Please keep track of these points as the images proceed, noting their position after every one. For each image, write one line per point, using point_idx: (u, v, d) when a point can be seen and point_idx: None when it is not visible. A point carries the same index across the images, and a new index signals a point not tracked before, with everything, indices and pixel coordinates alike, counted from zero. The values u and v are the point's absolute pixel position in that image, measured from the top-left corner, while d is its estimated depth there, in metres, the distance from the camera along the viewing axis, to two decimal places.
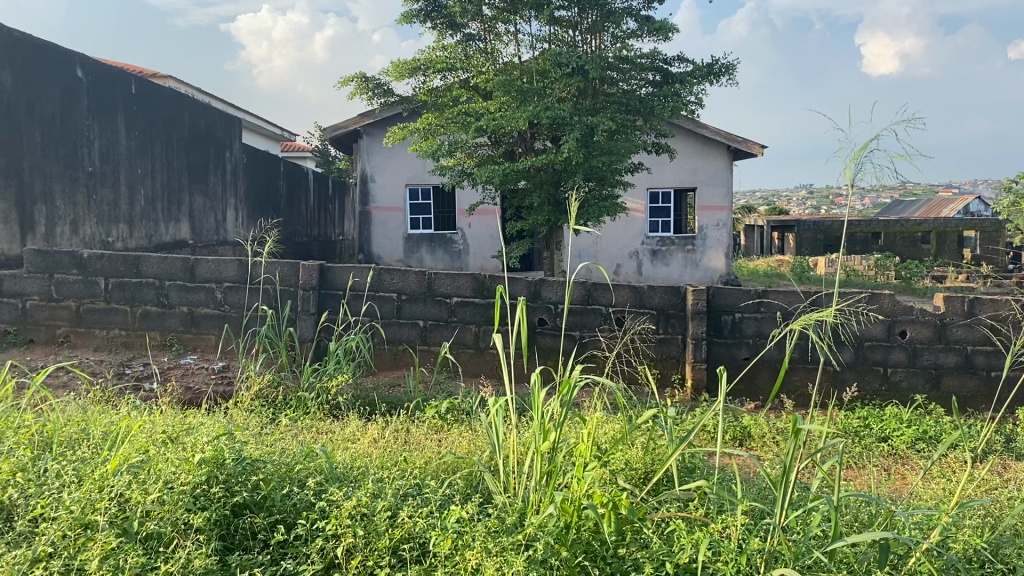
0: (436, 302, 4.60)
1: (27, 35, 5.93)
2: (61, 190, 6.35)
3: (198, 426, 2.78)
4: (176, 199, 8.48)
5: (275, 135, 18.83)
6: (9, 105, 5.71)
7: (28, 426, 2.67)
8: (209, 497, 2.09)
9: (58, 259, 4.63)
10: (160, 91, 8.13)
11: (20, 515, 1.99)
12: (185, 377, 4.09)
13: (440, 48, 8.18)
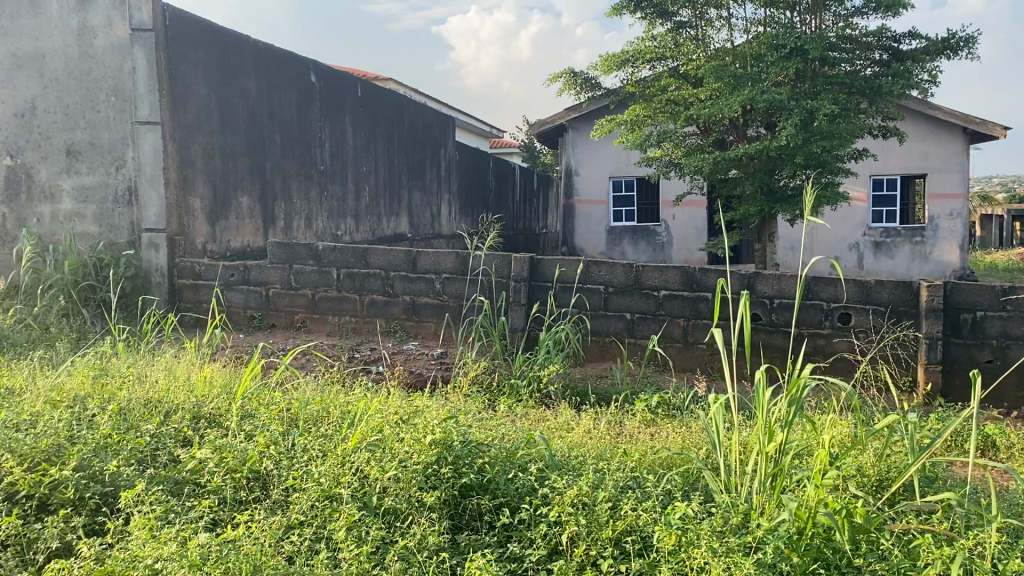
0: (644, 295, 4.54)
1: (268, 46, 6.47)
2: (298, 188, 6.92)
3: (426, 408, 2.93)
4: (397, 195, 8.97)
5: (484, 132, 19.44)
6: (254, 110, 6.27)
7: (277, 403, 2.94)
8: (439, 477, 2.20)
9: (295, 251, 5.03)
10: (383, 92, 8.63)
11: (274, 484, 2.19)
12: (408, 362, 4.31)
13: (650, 38, 8.10)
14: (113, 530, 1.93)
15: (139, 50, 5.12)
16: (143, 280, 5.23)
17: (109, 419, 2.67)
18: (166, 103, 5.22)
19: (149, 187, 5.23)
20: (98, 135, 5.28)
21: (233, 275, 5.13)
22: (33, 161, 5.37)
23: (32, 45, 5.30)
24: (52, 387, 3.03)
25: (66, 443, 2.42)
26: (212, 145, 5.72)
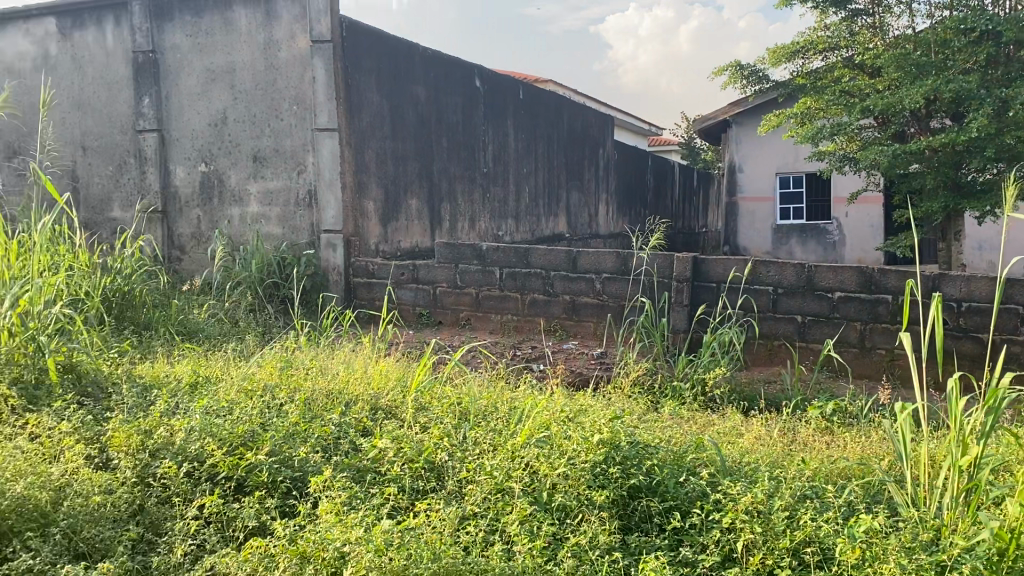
0: (816, 297, 4.35)
1: (436, 53, 6.68)
2: (462, 190, 7.12)
3: (592, 407, 2.94)
4: (557, 195, 9.04)
5: (643, 130, 19.24)
6: (423, 115, 6.50)
7: (448, 398, 3.04)
8: (608, 477, 2.20)
9: (461, 251, 5.17)
10: (544, 93, 8.72)
11: (448, 476, 2.27)
12: (569, 361, 4.33)
13: (823, 27, 7.76)
14: (304, 512, 2.06)
15: (318, 61, 5.41)
16: (321, 278, 5.54)
17: (296, 408, 2.86)
18: (343, 110, 5.50)
19: (326, 190, 5.52)
20: (282, 142, 5.64)
21: (404, 274, 5.33)
22: (224, 167, 5.80)
23: (224, 60, 5.72)
24: (245, 376, 3.27)
25: (259, 429, 2.61)
26: (383, 150, 5.98)
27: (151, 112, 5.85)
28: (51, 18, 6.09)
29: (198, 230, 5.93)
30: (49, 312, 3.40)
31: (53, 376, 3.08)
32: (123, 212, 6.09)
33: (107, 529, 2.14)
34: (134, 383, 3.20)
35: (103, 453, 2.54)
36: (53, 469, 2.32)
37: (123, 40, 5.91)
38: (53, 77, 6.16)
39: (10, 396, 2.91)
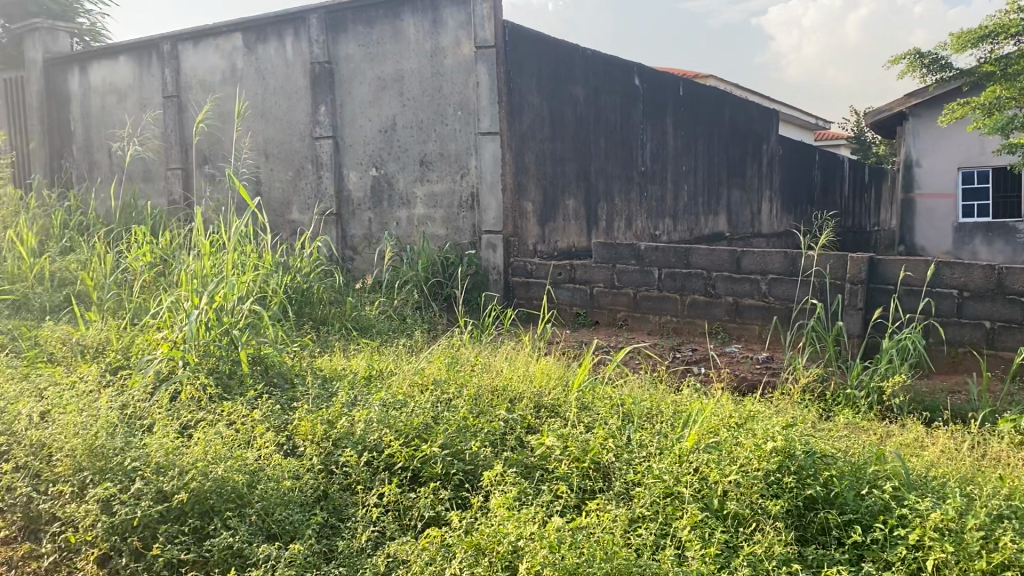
0: (1007, 301, 4.04)
1: (597, 53, 6.69)
2: (620, 190, 7.09)
3: (762, 413, 2.85)
4: (717, 193, 8.84)
5: (810, 125, 18.43)
6: (582, 116, 6.53)
7: (611, 398, 3.04)
8: (782, 486, 2.14)
9: (620, 251, 5.15)
10: (705, 89, 8.54)
11: (616, 477, 2.27)
12: (733, 364, 4.22)
13: (1016, 9, 7.18)
14: (476, 505, 2.13)
15: (482, 66, 5.54)
16: (482, 277, 5.66)
17: (464, 402, 2.95)
18: (505, 113, 5.60)
19: (488, 192, 5.64)
20: (447, 145, 5.82)
21: (562, 274, 5.37)
22: (393, 171, 6.05)
23: (393, 68, 5.97)
24: (415, 370, 3.40)
25: (432, 423, 2.71)
26: (543, 151, 6.05)
27: (326, 119, 6.19)
28: (238, 34, 6.55)
29: (368, 231, 6.21)
30: (240, 307, 3.67)
31: (245, 367, 3.32)
32: (301, 214, 6.47)
33: (295, 512, 2.30)
34: (314, 374, 3.41)
35: (290, 440, 2.72)
36: (247, 453, 2.51)
37: (302, 53, 6.28)
38: (239, 89, 6.62)
39: (208, 384, 3.13)
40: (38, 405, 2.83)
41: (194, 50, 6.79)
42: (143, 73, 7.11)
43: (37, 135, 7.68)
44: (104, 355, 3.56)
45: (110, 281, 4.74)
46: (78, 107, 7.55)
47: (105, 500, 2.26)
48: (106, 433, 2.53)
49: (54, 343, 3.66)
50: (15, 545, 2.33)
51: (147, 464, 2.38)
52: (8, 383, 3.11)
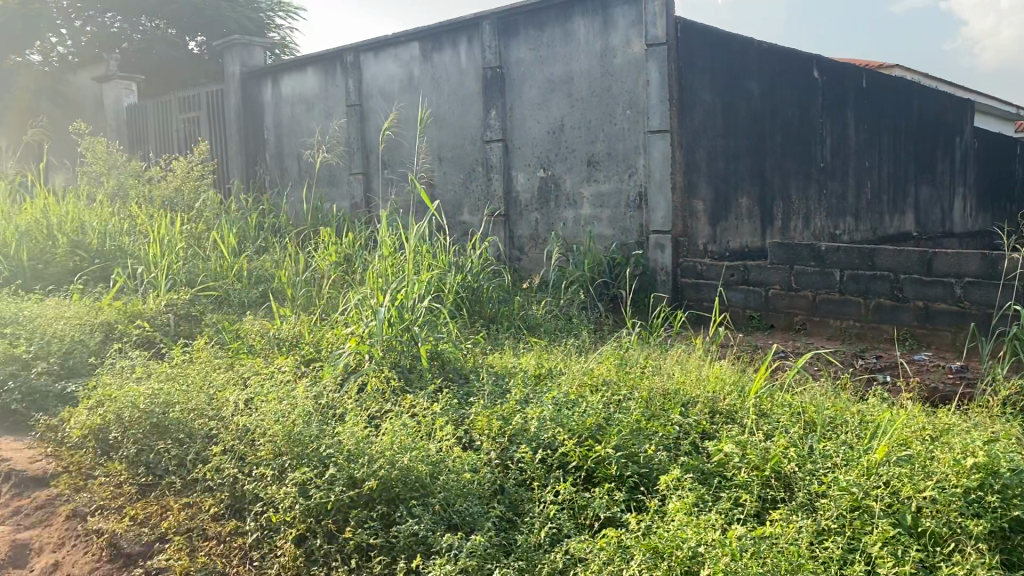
0: None
1: (773, 46, 6.46)
2: (797, 188, 6.82)
3: (959, 426, 2.67)
4: (903, 190, 8.32)
5: (1010, 115, 16.96)
6: (756, 112, 6.33)
7: (790, 405, 2.94)
8: (984, 505, 2.01)
9: (798, 252, 4.97)
10: (890, 80, 8.07)
11: (799, 488, 2.21)
12: (923, 373, 3.96)
13: None
14: (653, 508, 2.14)
15: (653, 64, 5.48)
16: (650, 278, 5.59)
17: (637, 404, 2.94)
18: (676, 111, 5.52)
19: (658, 191, 5.54)
20: (616, 145, 5.80)
21: (734, 275, 5.22)
22: (561, 172, 6.10)
23: (563, 69, 6.02)
24: (585, 370, 3.42)
25: (606, 423, 2.73)
26: (715, 149, 5.92)
27: (497, 122, 6.33)
28: (415, 43, 6.83)
29: (536, 232, 6.29)
30: (419, 305, 3.83)
31: (424, 362, 3.47)
32: (472, 215, 6.64)
33: (474, 504, 2.38)
34: (488, 370, 3.50)
35: (468, 435, 2.82)
36: (428, 445, 2.62)
37: (475, 58, 6.46)
38: (415, 95, 6.89)
39: (392, 377, 3.30)
40: (243, 392, 3.09)
41: (375, 60, 7.14)
42: (328, 83, 7.55)
43: (235, 144, 8.32)
44: (297, 348, 3.81)
45: (300, 279, 5.08)
46: (271, 116, 8.11)
47: (302, 484, 2.44)
48: (301, 421, 2.72)
49: (254, 336, 3.96)
50: (223, 521, 2.55)
51: (339, 451, 2.54)
52: (215, 372, 3.40)
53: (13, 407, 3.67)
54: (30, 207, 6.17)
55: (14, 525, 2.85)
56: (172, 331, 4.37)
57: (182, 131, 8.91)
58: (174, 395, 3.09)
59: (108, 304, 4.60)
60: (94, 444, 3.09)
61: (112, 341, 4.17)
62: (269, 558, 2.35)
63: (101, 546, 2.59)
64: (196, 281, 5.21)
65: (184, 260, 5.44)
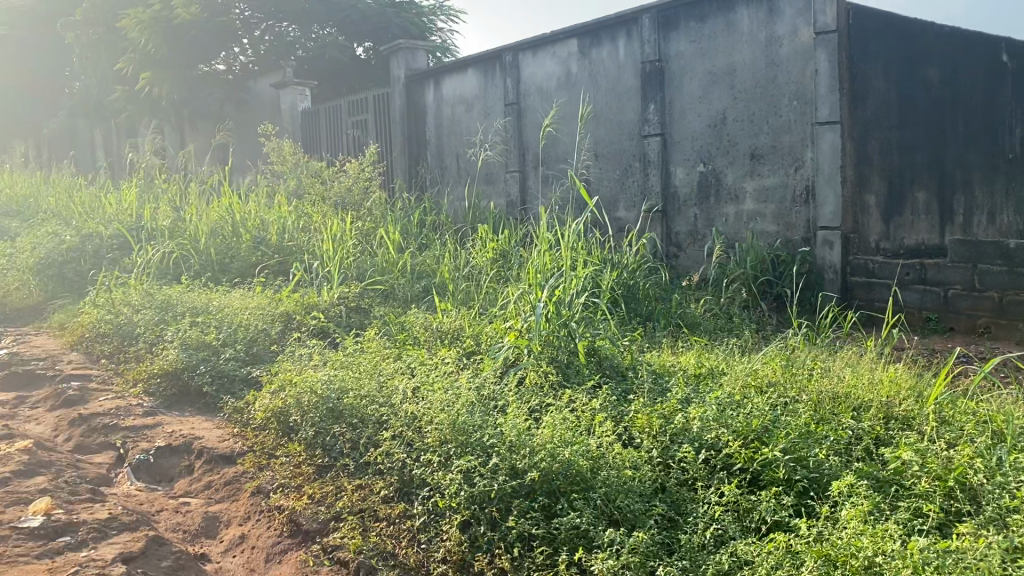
0: None
1: (957, 29, 6.04)
2: (981, 181, 6.35)
3: None
4: None
5: None
6: (936, 100, 5.93)
7: (976, 413, 2.75)
8: None
9: (983, 250, 4.61)
10: None
11: (989, 502, 2.07)
12: None
13: None
14: (825, 515, 2.07)
15: (822, 52, 5.24)
16: (817, 276, 5.34)
17: (804, 407, 2.84)
18: (847, 101, 5.26)
19: (826, 185, 5.28)
20: (780, 138, 5.59)
21: (910, 273, 4.92)
22: (722, 167, 5.94)
23: (726, 61, 5.87)
24: (748, 370, 3.32)
25: (773, 426, 2.65)
26: (890, 140, 5.59)
27: (656, 117, 6.25)
28: (574, 39, 6.85)
29: (695, 228, 6.15)
30: (577, 301, 3.85)
31: (582, 357, 3.48)
32: (628, 211, 6.59)
33: (635, 500, 2.38)
34: (646, 366, 3.47)
35: (627, 431, 2.82)
36: (589, 440, 2.64)
37: (634, 53, 6.41)
38: (573, 92, 6.92)
39: (550, 372, 3.34)
40: (410, 381, 3.22)
41: (533, 58, 7.22)
42: (487, 83, 7.70)
43: (399, 145, 8.64)
44: (460, 340, 3.93)
45: (462, 274, 5.21)
46: (433, 117, 8.37)
47: (466, 471, 2.52)
48: (466, 411, 2.80)
49: (419, 327, 4.11)
50: (392, 504, 2.66)
51: (502, 442, 2.60)
52: (383, 361, 3.56)
53: (205, 389, 3.98)
54: (218, 206, 6.66)
55: (207, 498, 3.10)
56: (343, 323, 4.61)
57: (350, 134, 9.33)
58: (348, 382, 3.27)
59: (286, 296, 4.90)
60: (276, 426, 3.31)
61: (290, 331, 4.44)
62: (435, 542, 2.43)
63: (282, 522, 2.78)
64: (366, 276, 5.47)
65: (355, 255, 5.73)
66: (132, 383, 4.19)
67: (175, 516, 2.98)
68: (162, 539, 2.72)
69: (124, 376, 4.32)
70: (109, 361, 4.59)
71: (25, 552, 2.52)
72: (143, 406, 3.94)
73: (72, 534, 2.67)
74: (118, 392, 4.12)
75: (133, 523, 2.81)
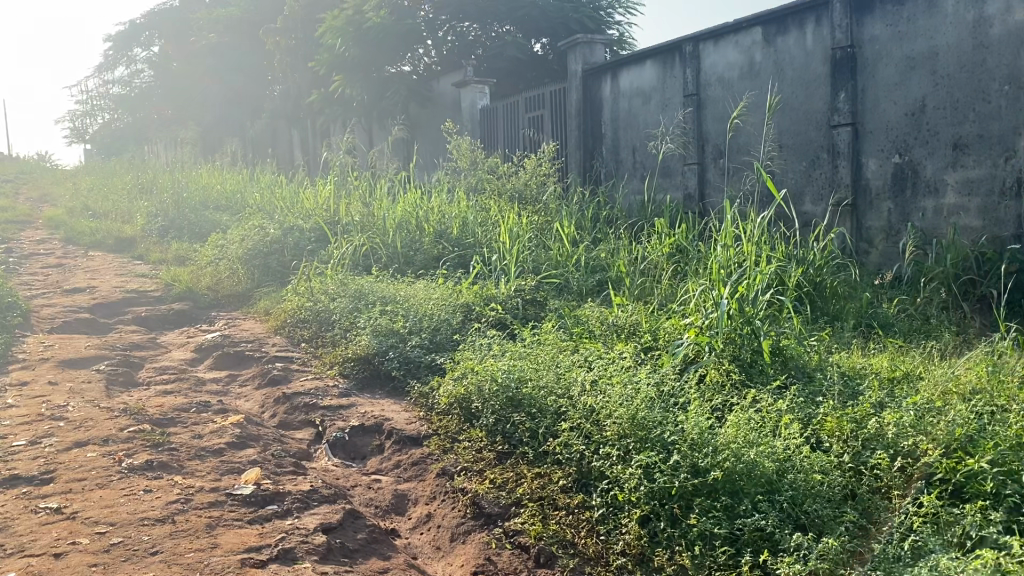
0: None
1: None
2: None
3: None
4: None
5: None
6: None
7: None
8: None
9: None
10: None
11: None
12: None
13: None
14: None
15: None
16: None
17: (1015, 416, 2.63)
18: None
19: None
20: (988, 126, 5.17)
21: None
22: (920, 158, 5.57)
23: (926, 44, 5.50)
24: (949, 376, 3.10)
25: (979, 437, 2.47)
26: None
27: (846, 106, 5.94)
28: (758, 27, 6.63)
29: (887, 223, 5.79)
30: (760, 298, 3.74)
31: (766, 356, 3.38)
32: (814, 205, 6.30)
33: (824, 506, 2.31)
34: (835, 368, 3.33)
35: (815, 435, 2.73)
36: (774, 441, 2.58)
37: (823, 39, 6.12)
38: (756, 82, 6.70)
39: (732, 370, 3.28)
40: (588, 374, 3.24)
41: (715, 48, 7.05)
42: (666, 75, 7.60)
43: (575, 139, 8.68)
44: (637, 334, 3.92)
45: (638, 269, 5.18)
46: (609, 110, 8.35)
47: (646, 467, 2.53)
48: (645, 406, 2.80)
49: (595, 321, 4.13)
50: (571, 494, 2.71)
51: (683, 439, 2.59)
52: (561, 354, 3.61)
53: (393, 373, 4.20)
54: (403, 201, 6.99)
55: (396, 476, 3.27)
56: (520, 315, 4.71)
57: (527, 129, 9.47)
58: (526, 372, 3.35)
59: (466, 287, 5.06)
60: (459, 412, 3.45)
61: (471, 321, 4.59)
62: (615, 534, 2.46)
63: (465, 504, 2.89)
64: (542, 268, 5.56)
65: (531, 248, 5.84)
66: (328, 366, 4.50)
67: (368, 492, 3.17)
68: (357, 514, 2.91)
69: (320, 360, 4.64)
70: (307, 345, 4.94)
71: (239, 517, 2.77)
72: (338, 387, 4.22)
73: (278, 503, 2.90)
74: (316, 374, 4.44)
75: (331, 496, 3.02)
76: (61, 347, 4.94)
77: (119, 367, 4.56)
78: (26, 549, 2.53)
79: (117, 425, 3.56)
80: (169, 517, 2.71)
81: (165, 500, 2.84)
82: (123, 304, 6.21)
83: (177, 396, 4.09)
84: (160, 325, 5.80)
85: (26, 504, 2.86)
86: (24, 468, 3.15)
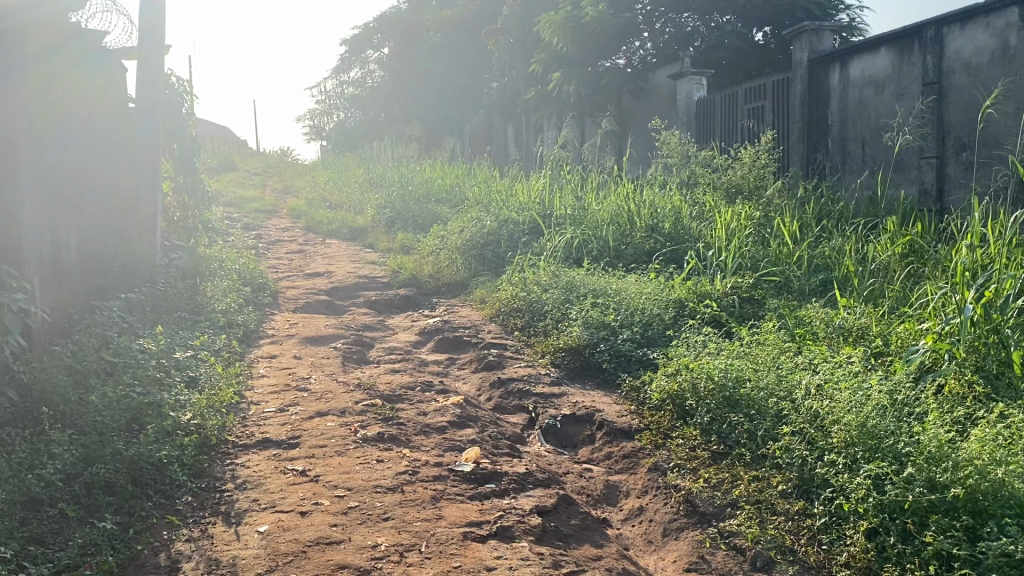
0: None
1: None
2: None
3: None
4: None
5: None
6: None
7: None
8: None
9: None
10: None
11: None
12: None
13: None
14: None
15: None
16: None
17: None
18: None
19: None
20: None
21: None
22: None
23: None
24: None
25: None
26: None
27: None
28: (1015, 8, 6.02)
29: None
30: (1011, 304, 3.41)
31: (1016, 369, 3.08)
32: None
33: None
34: None
35: None
36: None
37: None
38: (1010, 67, 6.08)
39: (976, 382, 3.03)
40: (813, 377, 3.10)
41: (962, 32, 6.49)
42: (904, 61, 7.09)
43: (798, 131, 8.29)
44: (867, 338, 3.71)
45: (867, 270, 4.89)
46: (837, 100, 7.91)
47: (875, 478, 2.42)
48: (876, 414, 2.65)
49: (819, 323, 3.95)
50: (790, 500, 2.63)
51: (919, 451, 2.44)
52: (783, 356, 3.47)
53: (604, 366, 4.25)
54: (616, 195, 7.02)
55: (607, 467, 3.31)
56: (736, 313, 4.60)
57: (745, 122, 9.16)
58: (745, 371, 3.26)
59: (679, 283, 5.01)
60: (672, 408, 3.43)
61: (684, 316, 4.54)
62: (838, 545, 2.37)
63: (678, 501, 2.88)
64: (760, 265, 5.38)
65: (748, 243, 5.67)
66: (541, 355, 4.62)
67: (580, 480, 3.23)
68: (571, 500, 2.98)
69: (533, 348, 4.77)
70: (521, 334, 5.09)
71: (460, 492, 2.92)
72: (550, 375, 4.33)
73: (496, 482, 3.03)
74: (529, 362, 4.57)
75: (545, 480, 3.11)
76: (304, 325, 5.42)
77: (353, 346, 4.94)
78: (277, 505, 2.82)
79: (352, 398, 3.86)
80: (398, 486, 2.92)
81: (394, 470, 3.05)
82: (356, 288, 6.70)
83: (404, 375, 4.37)
84: (387, 309, 6.21)
85: (277, 465, 3.18)
86: (274, 432, 3.50)
